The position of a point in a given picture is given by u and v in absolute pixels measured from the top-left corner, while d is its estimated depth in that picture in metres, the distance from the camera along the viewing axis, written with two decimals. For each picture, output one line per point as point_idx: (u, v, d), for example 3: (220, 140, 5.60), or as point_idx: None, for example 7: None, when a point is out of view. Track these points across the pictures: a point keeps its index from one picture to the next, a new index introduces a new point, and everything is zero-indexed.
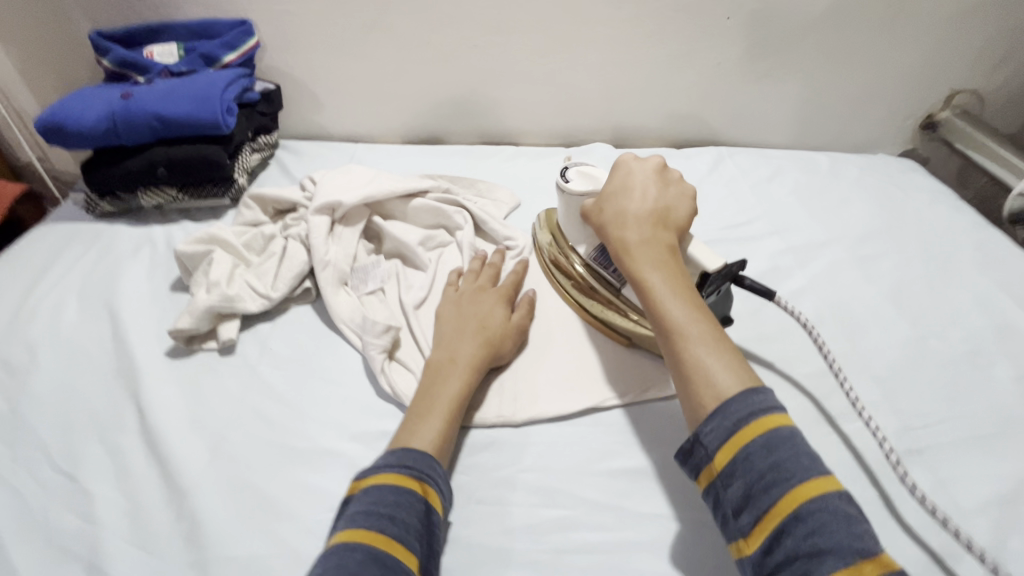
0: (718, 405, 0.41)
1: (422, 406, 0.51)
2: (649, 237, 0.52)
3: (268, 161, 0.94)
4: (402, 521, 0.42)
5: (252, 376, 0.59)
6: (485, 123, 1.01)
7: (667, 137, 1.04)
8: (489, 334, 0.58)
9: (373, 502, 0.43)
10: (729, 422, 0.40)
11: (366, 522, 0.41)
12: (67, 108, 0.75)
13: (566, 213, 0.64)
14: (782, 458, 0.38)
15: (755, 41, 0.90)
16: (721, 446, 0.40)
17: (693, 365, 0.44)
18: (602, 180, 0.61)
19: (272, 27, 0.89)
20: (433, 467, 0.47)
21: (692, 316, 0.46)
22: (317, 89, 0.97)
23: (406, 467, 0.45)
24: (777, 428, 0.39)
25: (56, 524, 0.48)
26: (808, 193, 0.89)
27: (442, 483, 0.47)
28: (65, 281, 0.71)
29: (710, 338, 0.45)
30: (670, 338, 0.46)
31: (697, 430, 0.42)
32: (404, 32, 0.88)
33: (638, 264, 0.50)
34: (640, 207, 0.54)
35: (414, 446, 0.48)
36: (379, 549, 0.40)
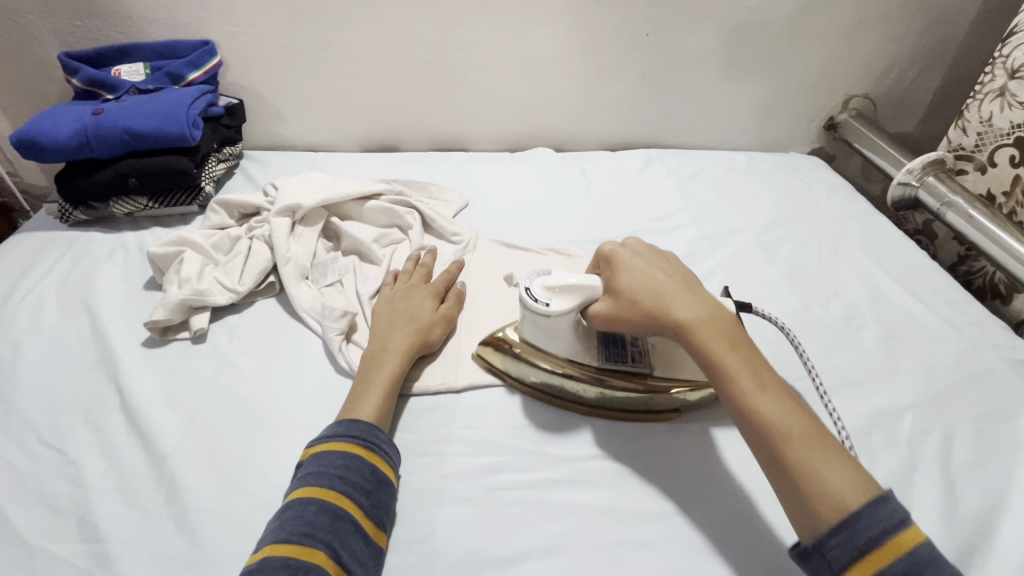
0: (846, 520, 0.42)
1: (359, 389, 0.59)
2: (709, 324, 0.52)
3: (233, 170, 1.01)
4: (349, 479, 0.50)
5: (222, 360, 0.67)
6: (436, 131, 1.10)
7: (603, 142, 1.14)
8: (418, 324, 0.66)
9: (323, 465, 0.51)
10: (862, 542, 0.41)
11: (318, 481, 0.49)
12: (42, 125, 0.81)
13: (550, 334, 0.59)
14: None
15: (673, 54, 1.02)
16: (855, 566, 0.41)
17: (809, 468, 0.44)
18: (581, 284, 0.56)
19: (234, 47, 0.96)
20: (376, 434, 0.54)
21: (790, 416, 0.47)
22: (278, 102, 1.04)
23: (351, 436, 0.53)
24: (912, 545, 0.40)
25: (49, 490, 0.54)
26: (725, 188, 1.01)
27: (387, 447, 0.54)
28: (44, 284, 0.76)
29: (813, 438, 0.46)
30: (781, 445, 0.46)
31: (822, 544, 0.42)
32: (357, 50, 0.97)
33: (716, 360, 0.50)
34: (684, 294, 0.55)
35: (357, 418, 0.56)
36: (329, 502, 0.48)
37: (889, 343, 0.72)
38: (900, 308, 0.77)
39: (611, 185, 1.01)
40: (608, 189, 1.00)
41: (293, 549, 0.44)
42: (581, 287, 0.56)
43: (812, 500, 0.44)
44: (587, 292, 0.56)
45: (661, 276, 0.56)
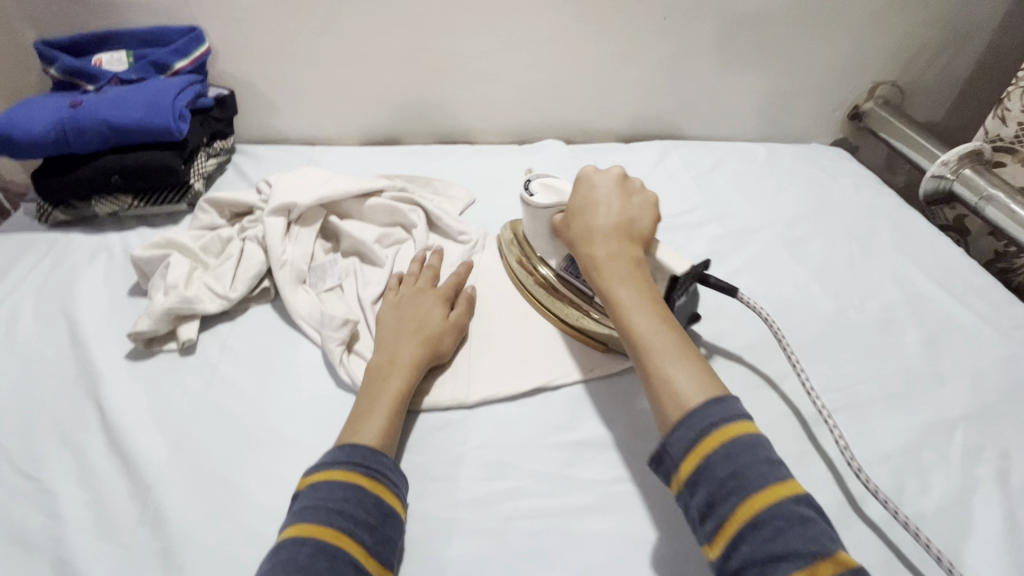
0: (681, 415, 0.44)
1: (364, 408, 0.54)
2: (615, 251, 0.54)
3: (224, 166, 0.95)
4: (351, 514, 0.45)
5: (212, 374, 0.61)
6: (440, 123, 1.04)
7: (615, 133, 1.09)
8: (427, 333, 0.60)
9: (321, 498, 0.45)
10: (692, 433, 0.42)
11: (316, 517, 0.44)
12: (16, 118, 0.75)
13: (533, 229, 0.67)
14: (743, 470, 0.40)
15: (691, 39, 0.96)
16: (686, 457, 0.42)
17: (657, 372, 0.46)
18: (566, 193, 0.63)
19: (223, 34, 0.90)
20: (380, 461, 0.49)
21: (656, 327, 0.48)
22: (271, 93, 0.98)
23: (354, 464, 0.48)
24: (737, 437, 0.41)
25: (21, 524, 0.49)
26: (746, 182, 0.95)
27: (392, 475, 0.49)
28: (20, 291, 0.71)
29: (674, 350, 0.47)
30: (638, 351, 0.48)
31: (663, 440, 0.44)
32: (355, 36, 0.91)
33: (608, 280, 0.53)
34: (610, 223, 0.56)
35: (361, 442, 0.50)
36: (329, 542, 0.43)
37: (932, 348, 0.67)
38: (941, 310, 0.72)
39: None
40: None
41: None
42: (566, 190, 0.63)
43: (660, 404, 0.46)
44: (568, 196, 0.62)
45: (598, 205, 0.58)
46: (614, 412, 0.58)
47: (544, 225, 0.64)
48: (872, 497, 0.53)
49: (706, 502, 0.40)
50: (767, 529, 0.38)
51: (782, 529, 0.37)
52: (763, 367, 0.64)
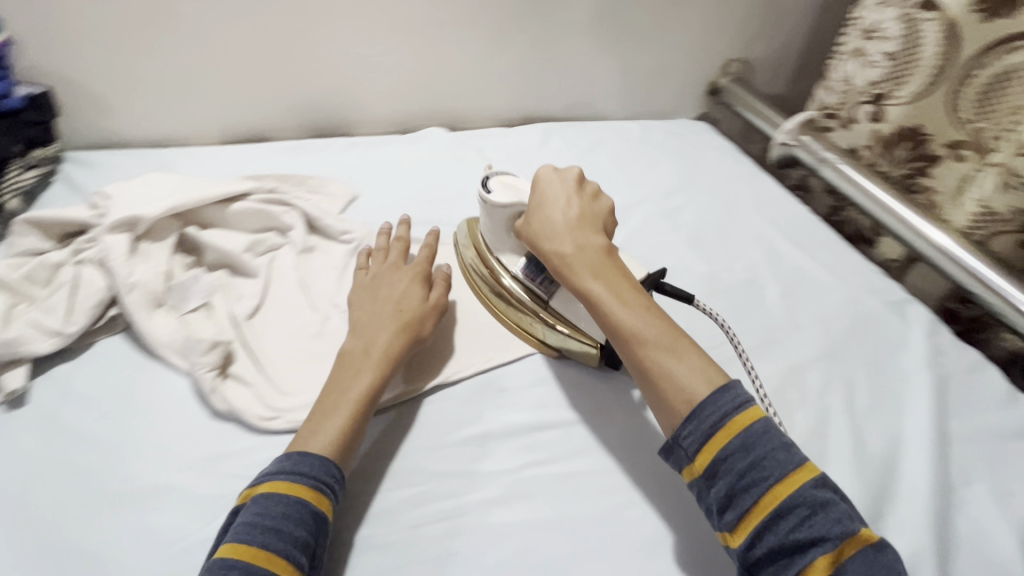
0: (691, 409, 0.44)
1: (327, 404, 0.50)
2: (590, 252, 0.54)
3: (49, 178, 0.81)
4: (289, 535, 0.41)
5: (54, 425, 0.52)
6: (311, 116, 0.97)
7: (498, 116, 1.08)
8: (407, 316, 0.57)
9: (259, 514, 0.42)
10: (705, 426, 0.43)
11: (248, 536, 0.40)
12: None
13: (490, 225, 0.63)
14: (760, 455, 0.41)
15: (562, 21, 0.97)
16: (700, 450, 0.43)
17: (657, 371, 0.47)
18: (525, 192, 0.61)
19: (24, 21, 0.75)
20: (331, 471, 0.46)
21: (646, 320, 0.49)
22: (100, 90, 0.84)
23: (302, 475, 0.44)
24: (749, 427, 0.42)
25: None
26: (625, 158, 1.00)
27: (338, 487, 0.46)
28: None
29: (664, 340, 0.48)
30: (630, 346, 0.49)
31: (676, 436, 0.45)
32: (196, 22, 0.80)
33: (586, 283, 0.52)
34: (575, 232, 0.55)
35: (311, 450, 0.46)
36: (260, 566, 0.39)
37: (790, 298, 0.75)
38: (795, 262, 0.81)
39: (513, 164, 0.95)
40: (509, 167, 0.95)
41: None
42: (524, 189, 0.61)
43: (665, 398, 0.46)
44: (525, 195, 0.60)
45: (557, 214, 0.57)
46: (516, 400, 0.59)
47: (503, 225, 0.62)
48: None
49: (730, 490, 0.41)
50: (791, 518, 0.39)
51: (808, 514, 0.39)
52: None
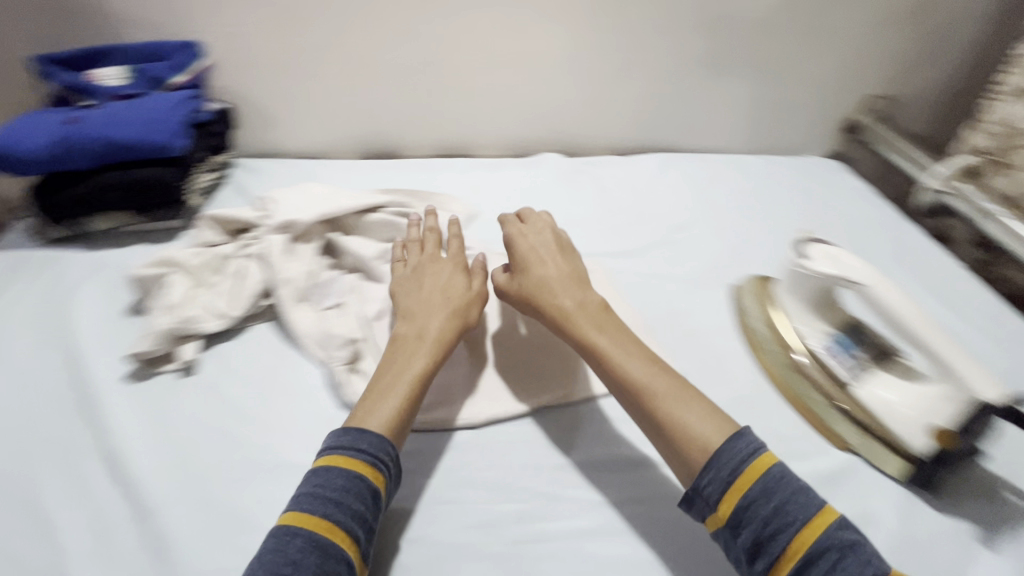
0: (708, 459, 0.46)
1: (373, 393, 0.52)
2: (432, 322, 0.58)
3: (222, 180, 0.95)
4: (349, 507, 0.45)
5: (214, 396, 0.60)
6: (440, 136, 1.04)
7: (614, 145, 1.09)
8: (455, 304, 0.59)
9: (319, 486, 0.46)
10: (725, 474, 0.45)
11: (310, 506, 0.44)
12: (13, 136, 0.75)
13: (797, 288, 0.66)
14: (782, 501, 0.44)
15: (691, 54, 0.97)
16: (723, 499, 0.45)
17: (662, 414, 0.50)
18: (850, 262, 0.60)
19: (224, 50, 0.90)
20: (386, 450, 0.49)
21: (647, 371, 0.53)
22: (271, 107, 0.97)
23: (361, 451, 0.48)
24: (768, 468, 0.45)
25: (17, 553, 0.48)
26: (747, 195, 0.96)
27: (392, 467, 0.49)
28: (14, 313, 0.70)
29: (678, 394, 0.51)
30: (638, 399, 0.52)
31: (696, 485, 0.47)
32: (354, 50, 0.91)
33: (407, 359, 0.55)
34: (438, 281, 0.62)
35: (369, 427, 0.50)
36: (322, 536, 0.43)
37: None
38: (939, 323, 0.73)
39: (626, 193, 0.96)
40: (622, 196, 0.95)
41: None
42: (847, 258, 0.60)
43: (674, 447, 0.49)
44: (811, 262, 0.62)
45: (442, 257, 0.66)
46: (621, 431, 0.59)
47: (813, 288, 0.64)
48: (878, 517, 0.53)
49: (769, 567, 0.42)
50: (824, 562, 0.41)
51: None
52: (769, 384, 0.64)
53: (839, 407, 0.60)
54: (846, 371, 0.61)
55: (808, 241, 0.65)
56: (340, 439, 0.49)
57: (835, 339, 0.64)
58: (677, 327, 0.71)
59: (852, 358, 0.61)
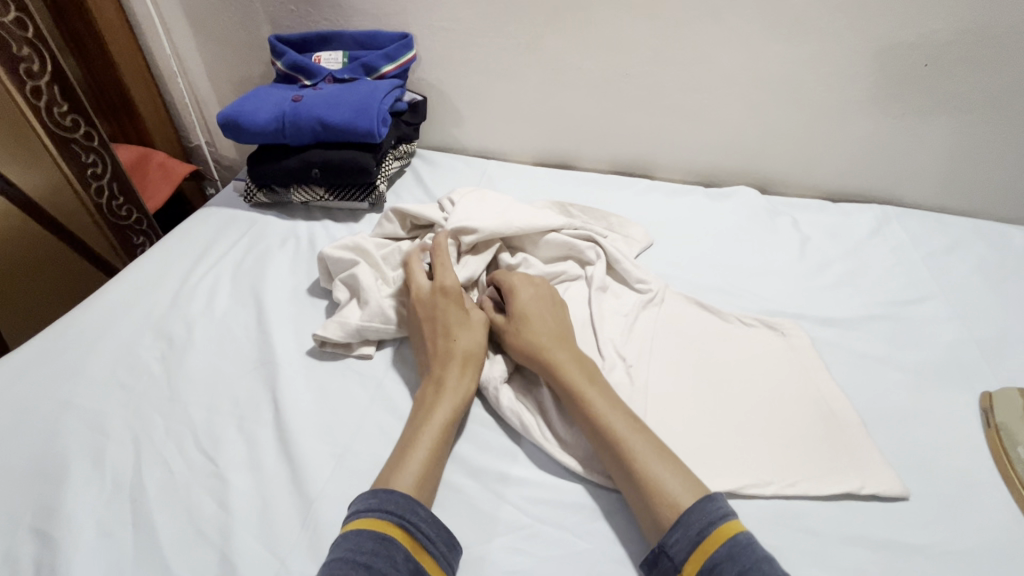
0: (676, 516, 0.44)
1: (403, 446, 0.51)
2: (445, 370, 0.57)
3: (404, 169, 0.97)
4: (377, 571, 0.41)
5: (378, 390, 0.60)
6: (621, 153, 0.97)
7: (820, 188, 0.94)
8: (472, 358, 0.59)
9: (349, 549, 0.43)
10: (691, 533, 0.43)
11: (340, 570, 0.41)
12: (246, 107, 0.82)
13: None
14: (746, 565, 0.40)
15: (958, 94, 0.78)
16: (688, 558, 0.42)
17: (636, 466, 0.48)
18: None
19: (431, 43, 0.91)
20: (414, 510, 0.46)
21: (636, 433, 0.50)
22: (461, 104, 0.98)
23: (387, 512, 0.45)
24: (733, 534, 0.42)
25: (195, 504, 0.50)
26: (1000, 275, 0.77)
27: (425, 526, 0.45)
28: (220, 266, 0.76)
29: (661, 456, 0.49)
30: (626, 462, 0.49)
31: (662, 542, 0.44)
32: (556, 56, 0.87)
33: (428, 411, 0.54)
34: (446, 318, 0.61)
35: (394, 488, 0.47)
36: None
37: None
38: None
39: (833, 248, 0.82)
40: (829, 251, 0.81)
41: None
42: None
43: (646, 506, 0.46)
44: None
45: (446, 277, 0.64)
46: None
47: None
48: None
49: None
50: None
51: None
52: None
53: None
54: None
55: None
56: (367, 501, 0.46)
57: None
58: (902, 431, 0.57)
59: None
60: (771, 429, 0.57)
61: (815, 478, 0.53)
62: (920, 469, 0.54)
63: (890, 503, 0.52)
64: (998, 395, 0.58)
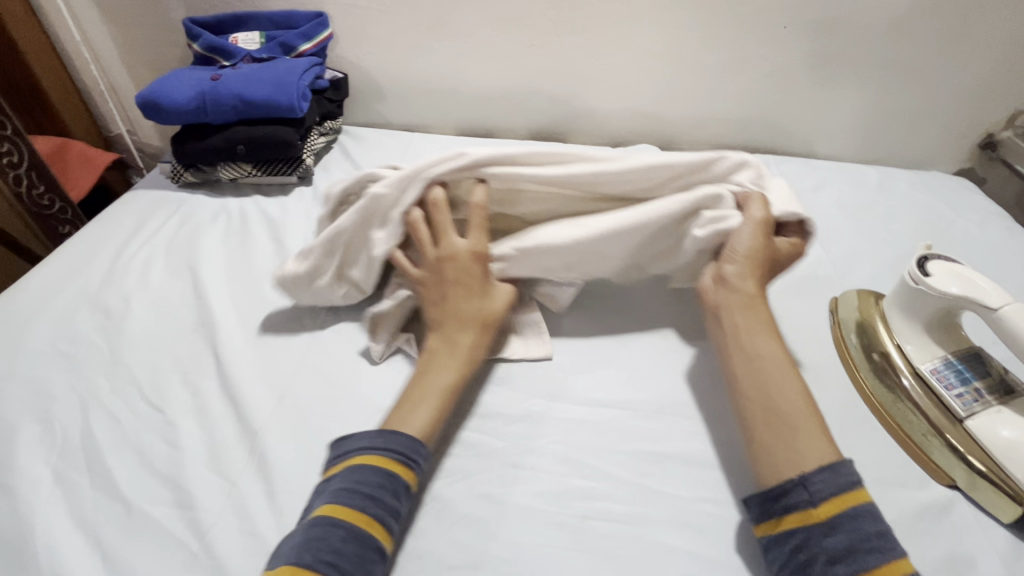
0: (829, 464, 0.46)
1: (415, 393, 0.54)
2: (464, 333, 0.58)
3: (332, 144, 1.01)
4: (383, 503, 0.46)
5: (315, 339, 0.66)
6: (536, 119, 1.05)
7: (714, 142, 1.06)
8: (474, 291, 0.60)
9: (358, 482, 0.47)
10: (842, 480, 0.45)
11: (350, 501, 0.46)
12: (164, 87, 0.84)
13: (909, 308, 0.61)
14: (883, 525, 0.44)
15: (814, 52, 0.91)
16: (829, 499, 0.45)
17: (757, 361, 0.53)
18: (981, 285, 0.55)
19: (346, 21, 0.95)
20: (418, 452, 0.50)
21: (806, 411, 0.50)
22: (381, 79, 1.03)
23: (392, 451, 0.49)
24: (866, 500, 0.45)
25: (146, 447, 0.55)
26: (854, 206, 0.90)
27: (423, 467, 0.50)
28: (153, 243, 0.79)
29: (805, 415, 0.50)
30: (771, 423, 0.50)
31: (805, 477, 0.46)
32: (466, 29, 0.93)
33: (439, 367, 0.56)
34: (466, 281, 0.60)
35: (404, 433, 0.51)
36: (364, 530, 0.45)
37: None
38: None
39: None
40: None
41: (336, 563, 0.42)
42: (978, 280, 0.55)
43: (770, 412, 0.50)
44: (952, 289, 0.55)
45: (457, 240, 0.61)
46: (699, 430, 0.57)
47: (932, 311, 0.58)
48: (985, 559, 0.49)
49: (847, 548, 0.42)
50: None
51: None
52: (865, 407, 0.60)
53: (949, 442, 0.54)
54: (958, 404, 0.55)
55: (928, 257, 0.60)
56: (373, 440, 0.50)
57: (949, 363, 0.58)
58: None
59: (969, 389, 0.56)
60: (661, 342, 0.67)
61: (691, 375, 0.63)
62: None
63: None
64: (842, 298, 0.71)
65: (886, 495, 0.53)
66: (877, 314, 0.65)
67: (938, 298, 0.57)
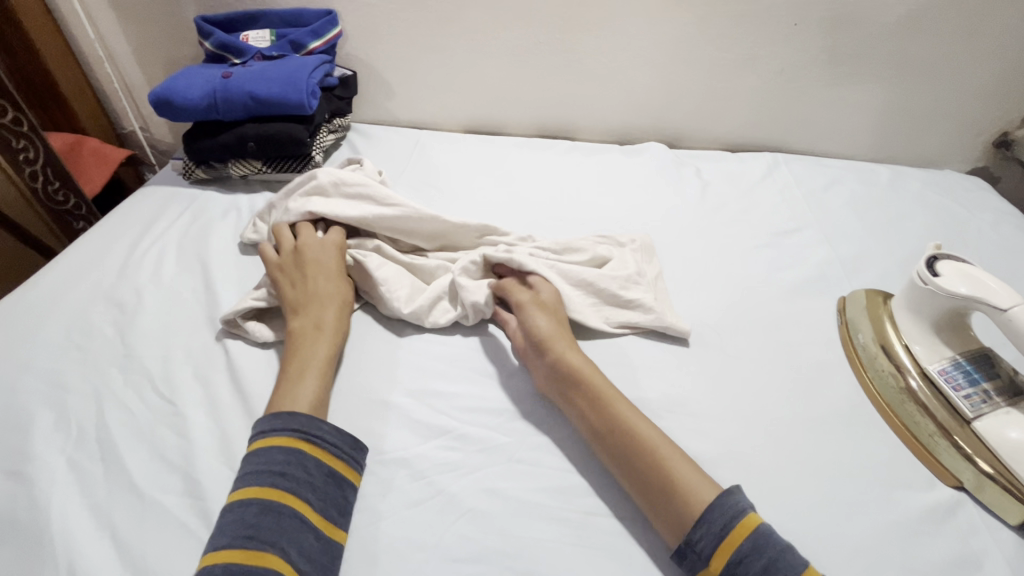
0: (699, 512, 0.46)
1: (292, 372, 0.56)
2: (327, 310, 0.62)
3: (341, 141, 1.02)
4: (292, 475, 0.48)
5: None
6: (543, 117, 1.05)
7: (723, 141, 1.05)
8: (334, 269, 0.67)
9: (261, 463, 0.48)
10: (716, 529, 0.45)
11: (255, 481, 0.47)
12: (176, 85, 0.86)
13: (919, 308, 0.60)
14: (773, 555, 0.43)
15: (825, 50, 0.90)
16: (715, 552, 0.44)
17: (627, 429, 0.52)
18: (991, 285, 0.54)
19: (356, 19, 0.96)
20: (318, 425, 0.52)
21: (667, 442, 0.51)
22: (390, 77, 1.03)
23: (292, 429, 0.50)
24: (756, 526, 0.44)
25: (157, 438, 0.56)
26: (864, 205, 0.89)
27: (331, 435, 0.52)
28: (164, 238, 0.80)
29: (669, 447, 0.51)
30: (658, 464, 0.49)
31: (687, 537, 0.46)
32: (474, 27, 0.93)
33: (310, 344, 0.59)
34: (328, 263, 0.67)
35: (295, 410, 0.52)
36: (277, 503, 0.46)
37: None
38: None
39: (729, 190, 0.93)
40: (725, 193, 0.92)
41: (241, 554, 0.43)
42: (988, 280, 0.55)
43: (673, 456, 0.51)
44: (961, 289, 0.55)
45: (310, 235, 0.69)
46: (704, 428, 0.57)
47: (942, 310, 0.58)
48: (992, 559, 0.48)
49: None
50: None
51: None
52: (873, 407, 0.60)
53: (956, 443, 0.54)
54: (966, 405, 0.55)
55: (938, 258, 0.60)
56: (270, 422, 0.51)
57: (958, 364, 0.57)
58: (776, 333, 0.68)
59: (977, 391, 0.55)
60: (667, 340, 0.67)
61: (695, 373, 0.63)
62: (788, 360, 0.65)
63: (761, 388, 0.62)
64: (850, 298, 0.70)
65: (891, 495, 0.53)
66: (885, 314, 0.65)
67: (948, 297, 0.56)
